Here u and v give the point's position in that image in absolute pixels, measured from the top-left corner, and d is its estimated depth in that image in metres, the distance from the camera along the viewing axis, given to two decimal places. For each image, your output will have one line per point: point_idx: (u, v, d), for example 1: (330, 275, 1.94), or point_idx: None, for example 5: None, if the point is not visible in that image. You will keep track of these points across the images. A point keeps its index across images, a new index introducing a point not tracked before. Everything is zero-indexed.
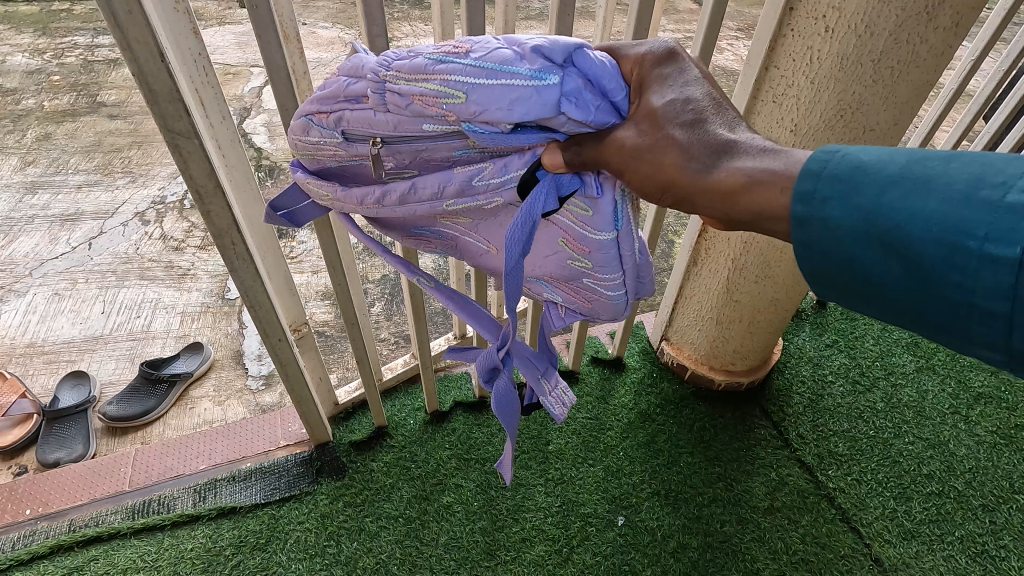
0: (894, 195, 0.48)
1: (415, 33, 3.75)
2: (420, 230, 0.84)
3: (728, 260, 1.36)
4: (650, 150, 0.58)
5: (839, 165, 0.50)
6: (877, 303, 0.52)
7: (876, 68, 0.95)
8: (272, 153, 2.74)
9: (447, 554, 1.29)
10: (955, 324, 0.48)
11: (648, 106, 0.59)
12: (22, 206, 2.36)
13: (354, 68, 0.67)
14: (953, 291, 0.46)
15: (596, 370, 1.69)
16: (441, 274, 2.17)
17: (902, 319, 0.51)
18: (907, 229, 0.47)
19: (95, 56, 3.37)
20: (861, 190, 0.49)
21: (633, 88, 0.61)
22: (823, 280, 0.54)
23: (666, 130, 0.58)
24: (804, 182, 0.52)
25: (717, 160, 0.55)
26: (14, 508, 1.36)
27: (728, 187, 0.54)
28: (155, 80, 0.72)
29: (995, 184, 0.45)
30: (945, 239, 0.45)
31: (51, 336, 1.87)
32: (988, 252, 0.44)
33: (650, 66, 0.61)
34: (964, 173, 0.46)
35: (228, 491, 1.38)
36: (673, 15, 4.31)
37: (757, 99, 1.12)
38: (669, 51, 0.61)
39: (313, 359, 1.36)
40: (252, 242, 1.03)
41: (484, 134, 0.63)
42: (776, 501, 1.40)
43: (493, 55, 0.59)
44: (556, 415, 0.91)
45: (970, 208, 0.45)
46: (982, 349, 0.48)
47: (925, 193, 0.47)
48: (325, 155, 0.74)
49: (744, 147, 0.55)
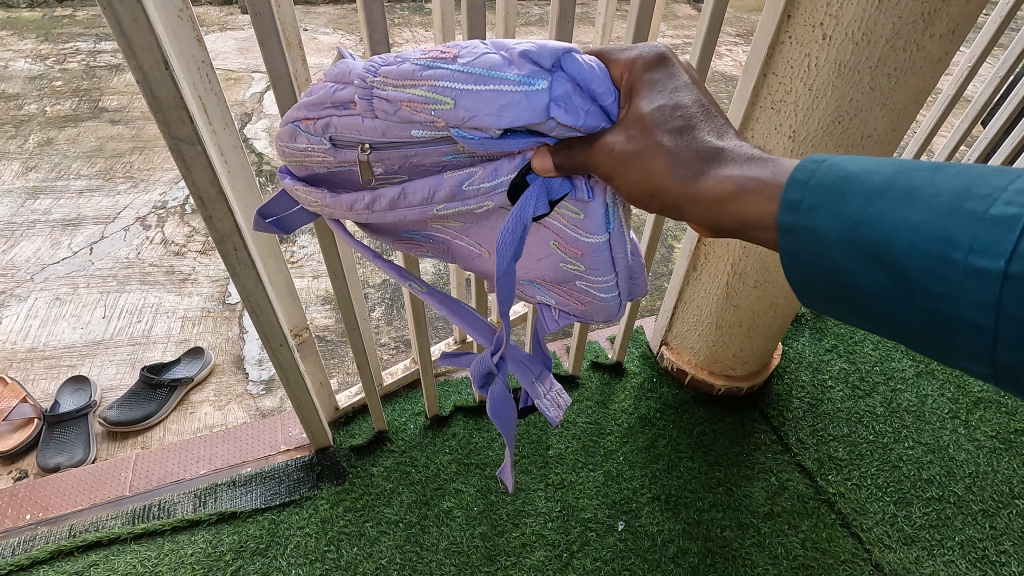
0: (880, 205, 0.48)
1: (415, 39, 3.77)
2: (411, 234, 0.85)
3: (727, 265, 1.36)
4: (638, 155, 0.57)
5: (825, 175, 0.50)
6: (863, 314, 0.52)
7: (874, 75, 0.96)
8: (273, 158, 2.75)
9: (448, 559, 1.29)
10: (940, 335, 0.47)
11: (638, 112, 0.59)
12: (24, 211, 2.36)
13: (342, 73, 0.68)
14: (938, 302, 0.46)
15: (596, 374, 1.69)
16: (441, 279, 2.18)
17: (888, 330, 0.51)
18: (893, 239, 0.47)
19: (97, 62, 3.38)
20: (849, 200, 0.49)
21: (623, 92, 0.62)
22: (810, 290, 0.53)
23: (655, 136, 0.57)
24: (792, 191, 0.51)
25: (705, 167, 0.55)
26: (14, 513, 1.36)
27: (716, 195, 0.53)
28: (159, 88, 0.73)
29: (980, 197, 0.44)
30: (931, 250, 0.45)
31: (52, 341, 1.88)
32: (972, 264, 0.43)
33: (640, 71, 0.61)
34: (951, 184, 0.46)
35: (228, 496, 1.38)
36: (672, 21, 4.33)
37: (755, 105, 1.12)
38: (660, 57, 0.62)
39: (314, 364, 1.36)
40: (254, 247, 1.04)
41: (473, 139, 0.63)
42: (777, 506, 1.40)
43: (480, 60, 0.60)
44: (551, 417, 0.92)
45: (956, 220, 0.44)
46: (966, 361, 0.47)
47: (911, 204, 0.46)
48: (314, 161, 0.75)
49: (732, 154, 0.54)
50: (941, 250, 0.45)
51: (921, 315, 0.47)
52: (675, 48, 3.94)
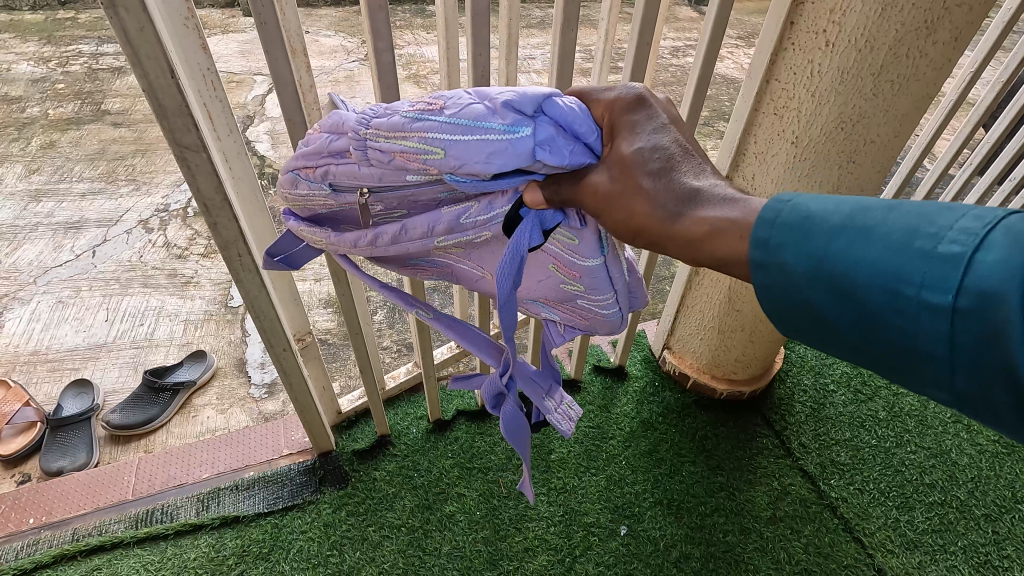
0: (839, 243, 0.48)
1: (417, 42, 3.78)
2: (415, 263, 0.85)
3: (730, 270, 1.37)
4: (621, 195, 0.58)
5: (790, 212, 0.51)
6: (833, 345, 0.52)
7: (877, 81, 0.96)
8: (275, 161, 2.75)
9: (450, 563, 1.29)
10: (905, 367, 0.47)
11: (620, 153, 0.59)
12: (27, 214, 2.37)
13: (335, 124, 0.70)
14: (898, 335, 0.46)
15: (598, 378, 1.69)
16: (443, 282, 2.18)
17: (856, 360, 0.51)
18: (852, 276, 0.47)
19: (100, 65, 3.39)
20: (810, 237, 0.50)
21: (605, 132, 0.63)
22: (780, 323, 0.54)
23: (636, 177, 0.57)
24: (759, 230, 0.52)
25: (682, 208, 0.55)
26: (17, 517, 1.36)
27: (693, 236, 0.54)
28: (165, 96, 0.73)
29: (930, 234, 0.45)
30: (887, 286, 0.46)
31: (55, 344, 1.88)
32: (924, 299, 0.44)
33: (620, 112, 0.62)
34: (904, 221, 0.46)
35: (231, 500, 1.38)
36: (673, 23, 4.33)
37: (758, 111, 1.12)
38: (638, 97, 0.62)
39: (316, 368, 1.36)
40: (257, 253, 1.04)
41: (466, 183, 0.66)
42: (779, 511, 1.40)
43: (466, 111, 0.62)
44: (564, 430, 0.93)
45: (908, 257, 0.45)
46: (931, 390, 0.47)
47: (867, 241, 0.47)
48: (315, 205, 0.76)
49: (707, 195, 0.55)
50: (896, 283, 0.45)
51: (884, 347, 0.48)
52: (677, 50, 3.94)
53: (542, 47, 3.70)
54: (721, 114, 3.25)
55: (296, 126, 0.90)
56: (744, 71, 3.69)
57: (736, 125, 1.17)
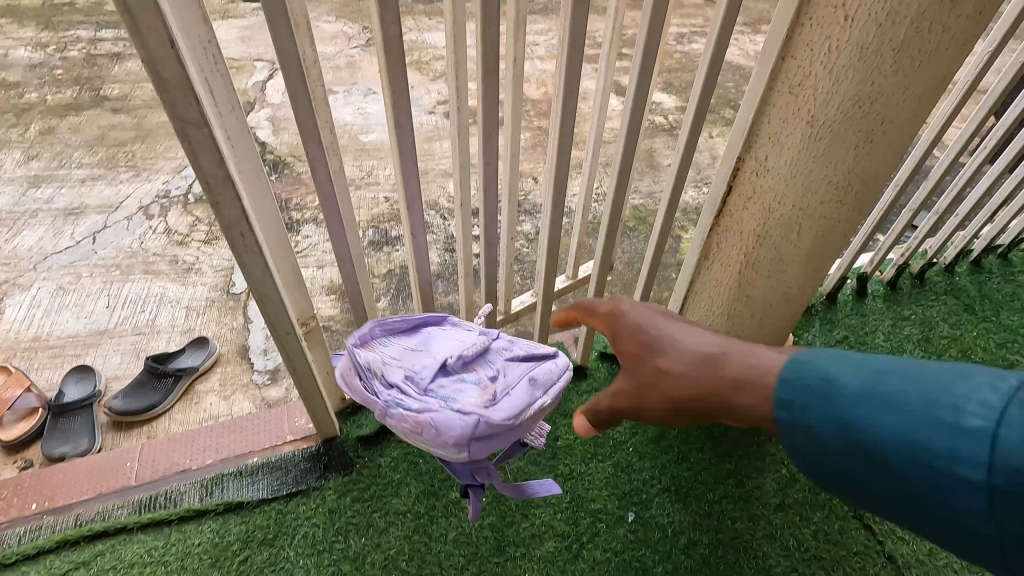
0: (859, 412, 0.55)
1: (420, 28, 3.73)
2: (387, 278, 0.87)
3: (741, 255, 1.33)
4: (655, 390, 0.73)
5: (811, 376, 0.59)
6: (865, 502, 0.58)
7: (896, 58, 0.94)
8: (276, 148, 2.72)
9: (456, 550, 1.28)
10: (951, 522, 0.51)
11: (660, 391, 0.72)
12: (26, 200, 2.34)
13: None
14: (937, 506, 0.51)
15: (605, 365, 1.67)
16: (447, 269, 2.16)
17: (900, 520, 0.56)
18: (875, 438, 0.54)
19: (98, 50, 3.35)
20: (836, 403, 0.56)
21: (643, 360, 0.74)
22: (814, 475, 0.60)
23: (654, 386, 0.73)
24: (783, 392, 0.60)
25: (712, 383, 0.68)
26: (19, 502, 1.35)
27: (716, 390, 0.67)
28: (165, 68, 0.71)
29: (950, 408, 0.50)
30: (913, 456, 0.51)
31: (56, 331, 1.86)
32: (957, 473, 0.49)
33: (660, 362, 0.72)
34: (920, 397, 0.52)
35: (235, 486, 1.37)
36: (680, 9, 4.27)
37: (772, 90, 1.10)
38: (699, 359, 0.70)
39: (321, 353, 1.34)
40: (261, 235, 1.02)
41: None
42: (788, 498, 1.39)
43: None
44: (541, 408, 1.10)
45: (928, 423, 0.51)
46: (984, 553, 0.50)
47: (888, 412, 0.53)
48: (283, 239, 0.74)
49: (732, 358, 0.67)
50: (921, 451, 0.51)
51: (920, 501, 0.52)
52: (683, 37, 3.88)
53: (546, 34, 3.65)
54: (728, 102, 3.21)
55: (301, 103, 0.87)
56: (750, 58, 3.63)
57: (749, 104, 1.14)
